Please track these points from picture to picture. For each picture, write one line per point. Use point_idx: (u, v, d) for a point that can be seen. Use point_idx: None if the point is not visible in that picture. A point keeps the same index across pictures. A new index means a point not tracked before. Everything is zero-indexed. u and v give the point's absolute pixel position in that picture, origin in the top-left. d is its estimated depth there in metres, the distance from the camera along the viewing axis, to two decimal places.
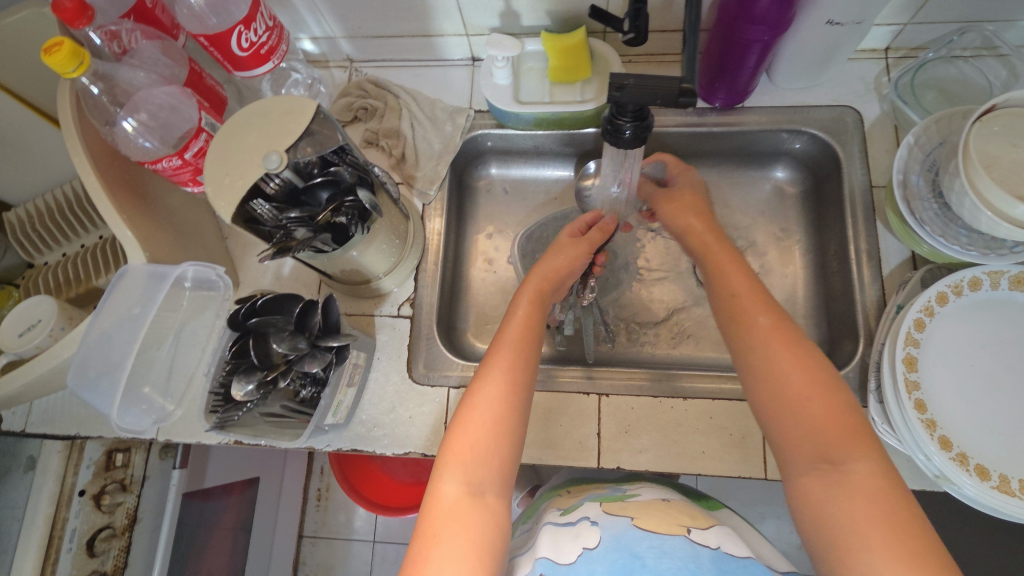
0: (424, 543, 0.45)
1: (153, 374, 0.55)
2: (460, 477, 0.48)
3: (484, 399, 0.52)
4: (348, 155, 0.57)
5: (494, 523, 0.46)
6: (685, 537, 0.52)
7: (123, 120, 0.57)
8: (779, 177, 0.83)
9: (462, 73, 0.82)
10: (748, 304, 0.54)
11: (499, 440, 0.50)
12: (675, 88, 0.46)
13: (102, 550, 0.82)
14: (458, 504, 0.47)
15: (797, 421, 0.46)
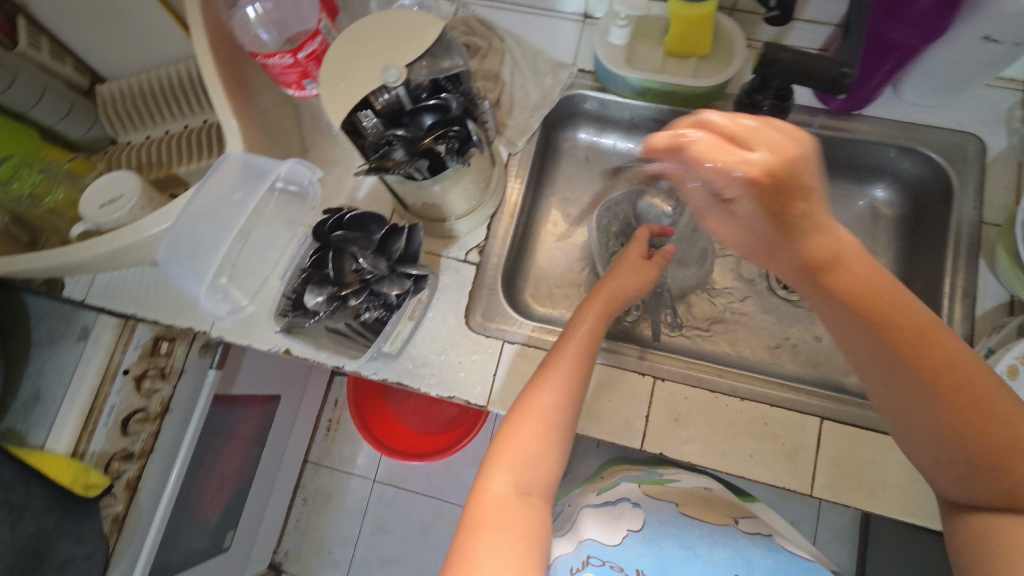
0: (473, 534, 0.45)
1: (234, 265, 0.55)
2: (507, 477, 0.49)
3: (540, 407, 0.52)
4: (460, 84, 0.55)
5: (539, 524, 0.48)
6: (733, 527, 0.56)
7: (247, 6, 0.57)
8: (876, 196, 0.79)
9: (572, 28, 0.79)
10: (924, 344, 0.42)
11: (550, 452, 0.51)
12: (833, 70, 0.43)
13: (134, 431, 0.83)
14: (504, 501, 0.48)
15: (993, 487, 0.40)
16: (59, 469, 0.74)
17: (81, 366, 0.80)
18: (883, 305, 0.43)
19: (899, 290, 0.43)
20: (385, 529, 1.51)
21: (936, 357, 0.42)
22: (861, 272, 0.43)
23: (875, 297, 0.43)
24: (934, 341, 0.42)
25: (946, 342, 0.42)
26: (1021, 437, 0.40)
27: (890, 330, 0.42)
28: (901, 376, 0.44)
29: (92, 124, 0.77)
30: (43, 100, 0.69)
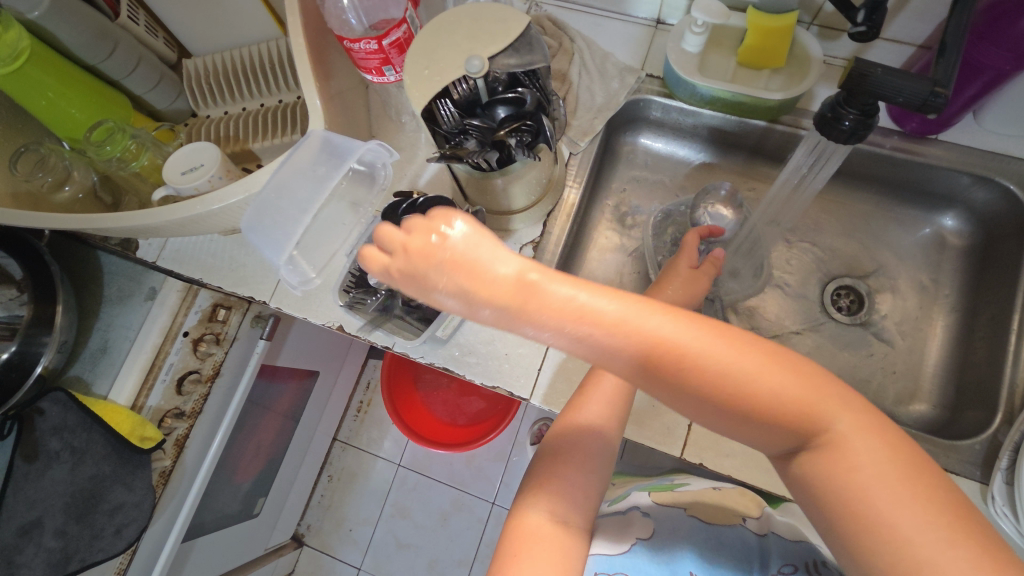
0: (514, 559, 0.50)
1: (308, 238, 0.56)
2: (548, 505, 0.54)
3: (576, 442, 0.59)
4: (538, 80, 0.56)
5: (578, 546, 0.53)
6: (743, 529, 0.61)
7: None
8: (944, 225, 0.77)
9: (642, 33, 0.79)
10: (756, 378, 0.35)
11: (585, 482, 0.57)
12: (925, 90, 0.42)
13: (187, 391, 0.87)
14: (546, 527, 0.53)
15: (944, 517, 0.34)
16: (120, 419, 0.79)
17: (146, 324, 0.84)
18: (686, 354, 0.36)
19: (712, 344, 0.36)
20: (405, 514, 1.54)
21: (803, 410, 0.36)
22: (667, 318, 0.36)
23: (723, 376, 0.35)
24: (772, 390, 0.35)
25: (786, 392, 0.36)
26: (902, 512, 0.33)
27: (723, 385, 0.36)
28: (750, 430, 0.37)
29: (177, 97, 0.81)
30: (136, 69, 0.73)
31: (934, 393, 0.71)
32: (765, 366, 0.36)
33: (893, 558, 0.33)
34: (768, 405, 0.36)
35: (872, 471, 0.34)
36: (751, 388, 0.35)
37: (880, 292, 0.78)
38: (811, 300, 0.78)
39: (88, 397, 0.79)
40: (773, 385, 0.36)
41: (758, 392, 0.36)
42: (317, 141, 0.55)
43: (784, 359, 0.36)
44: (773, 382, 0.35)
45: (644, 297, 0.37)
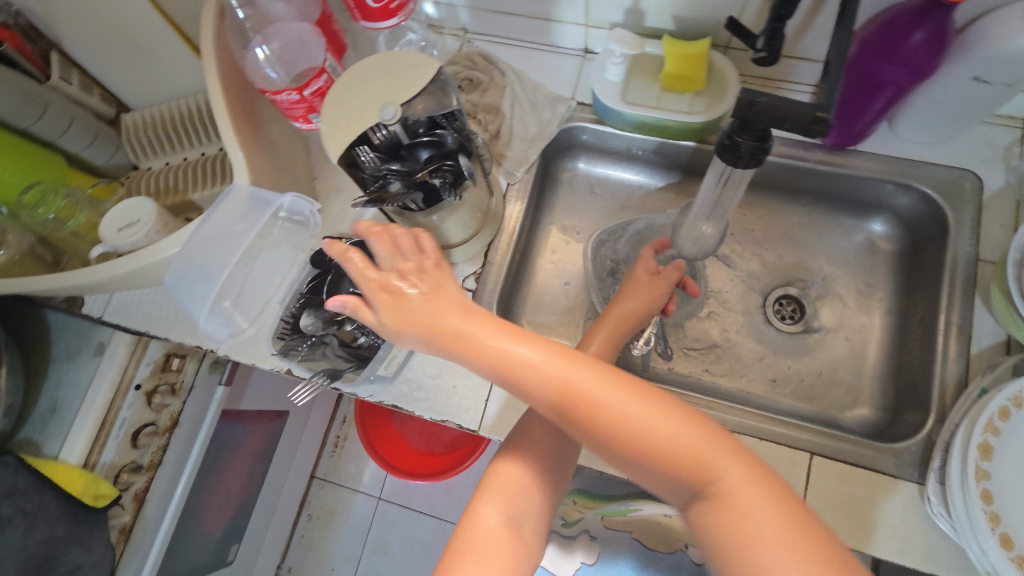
0: (457, 559, 0.49)
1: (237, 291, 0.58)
2: (503, 505, 0.53)
3: (534, 442, 0.59)
4: (455, 121, 0.57)
5: (527, 555, 0.51)
6: None
7: (257, 47, 0.59)
8: (874, 230, 0.80)
9: (571, 63, 0.82)
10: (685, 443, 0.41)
11: (541, 484, 0.57)
12: (808, 116, 0.44)
13: (143, 444, 0.87)
14: (498, 530, 0.51)
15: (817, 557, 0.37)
16: (71, 479, 0.78)
17: (95, 380, 0.83)
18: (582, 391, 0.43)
19: (619, 394, 0.43)
20: (387, 549, 1.52)
21: (692, 453, 0.41)
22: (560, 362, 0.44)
23: (623, 423, 0.42)
24: (649, 423, 0.41)
25: (667, 433, 0.41)
26: (774, 544, 0.37)
27: (605, 415, 0.42)
28: (644, 467, 0.42)
29: (116, 151, 0.82)
30: (69, 128, 0.73)
31: (875, 395, 0.73)
32: (649, 404, 0.42)
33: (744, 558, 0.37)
34: (649, 433, 0.41)
35: (745, 502, 0.39)
36: (634, 419, 0.42)
37: (818, 299, 0.80)
38: (753, 311, 0.80)
39: (37, 459, 0.78)
40: (650, 417, 0.42)
41: (654, 433, 0.41)
42: (237, 196, 0.55)
43: (690, 411, 0.43)
44: (659, 430, 0.41)
45: (576, 354, 0.45)
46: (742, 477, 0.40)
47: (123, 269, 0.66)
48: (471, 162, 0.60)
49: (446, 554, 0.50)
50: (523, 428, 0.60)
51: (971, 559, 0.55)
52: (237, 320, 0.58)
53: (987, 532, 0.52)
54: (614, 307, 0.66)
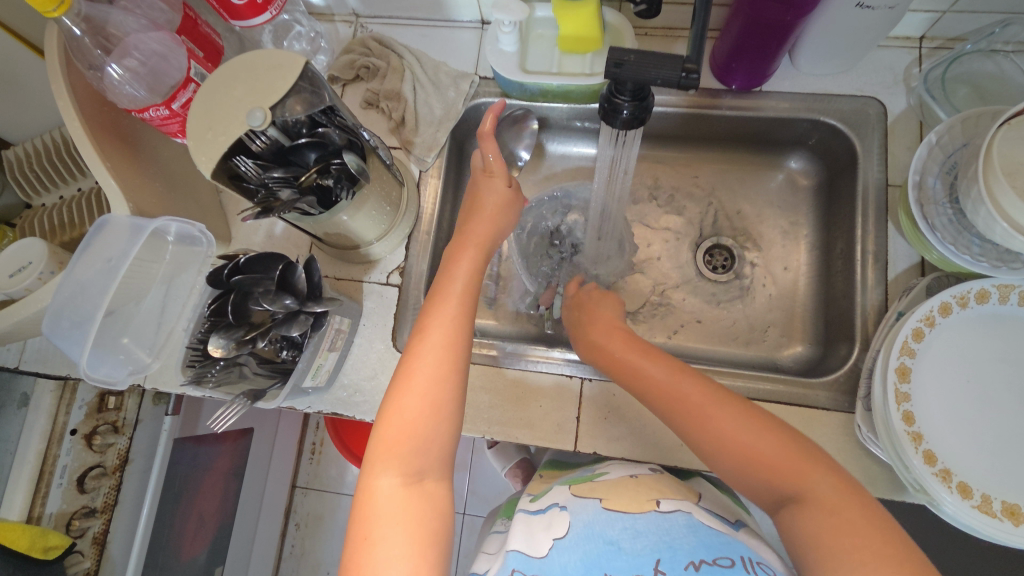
0: (359, 544, 0.43)
1: (133, 326, 0.57)
2: (400, 468, 0.47)
3: (421, 378, 0.50)
4: (337, 116, 0.55)
5: (435, 508, 0.47)
6: (656, 512, 0.52)
7: (109, 66, 0.55)
8: (792, 168, 0.80)
9: (470, 36, 0.79)
10: (659, 376, 0.55)
11: (440, 422, 0.49)
12: (678, 69, 0.43)
13: (92, 487, 0.84)
14: (397, 494, 0.46)
15: (744, 453, 0.47)
16: (14, 535, 0.73)
17: (25, 433, 0.79)
18: (673, 382, 0.53)
19: (633, 350, 0.59)
20: None
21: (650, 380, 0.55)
22: (639, 362, 0.57)
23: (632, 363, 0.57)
24: (704, 408, 0.50)
25: (735, 418, 0.49)
26: (759, 448, 0.47)
27: (679, 400, 0.52)
28: (677, 416, 0.52)
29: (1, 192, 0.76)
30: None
31: (808, 331, 0.74)
32: (716, 396, 0.51)
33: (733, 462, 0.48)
34: (714, 415, 0.50)
35: (762, 447, 0.47)
36: (699, 405, 0.51)
37: (747, 243, 0.80)
38: (685, 265, 0.80)
39: None
40: (713, 396, 0.51)
41: (658, 386, 0.54)
42: (112, 224, 0.54)
43: (683, 371, 0.54)
44: (728, 418, 0.49)
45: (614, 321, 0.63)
46: (777, 436, 0.47)
47: (20, 317, 0.62)
48: (363, 158, 0.58)
49: (347, 540, 0.44)
50: (409, 365, 0.51)
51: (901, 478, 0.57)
52: (137, 356, 0.57)
53: (910, 452, 0.54)
54: (491, 204, 0.63)
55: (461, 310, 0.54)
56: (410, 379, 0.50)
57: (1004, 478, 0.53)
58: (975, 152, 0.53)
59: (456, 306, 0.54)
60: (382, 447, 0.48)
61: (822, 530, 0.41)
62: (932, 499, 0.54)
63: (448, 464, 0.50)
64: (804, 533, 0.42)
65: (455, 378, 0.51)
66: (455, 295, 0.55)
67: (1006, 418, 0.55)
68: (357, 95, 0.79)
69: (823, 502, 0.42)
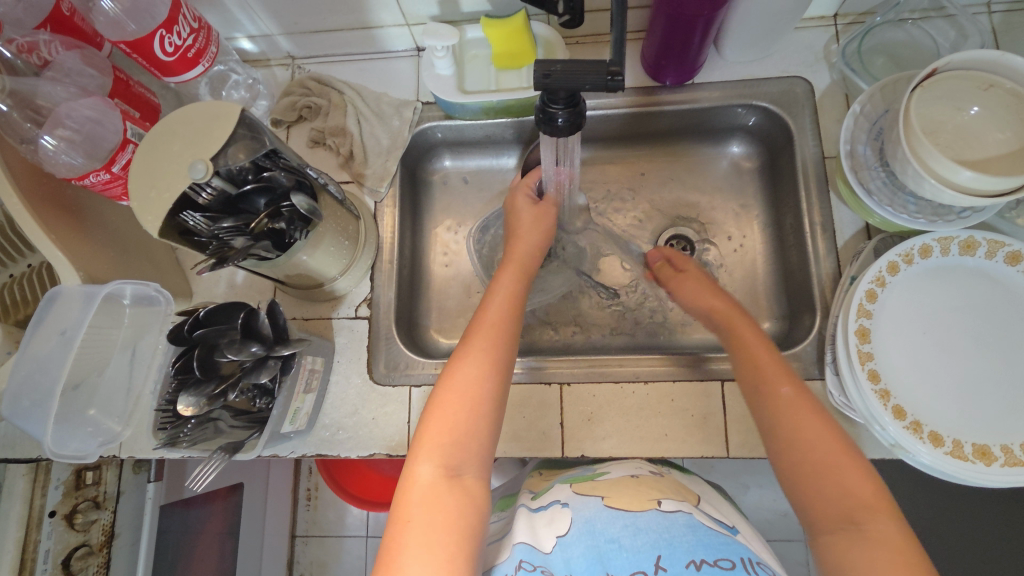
0: (395, 532, 0.43)
1: (99, 396, 0.55)
2: (437, 462, 0.47)
3: (462, 378, 0.51)
4: (281, 159, 0.56)
5: (471, 502, 0.46)
6: (657, 512, 0.52)
7: (42, 137, 0.54)
8: (735, 152, 0.82)
9: (407, 65, 0.80)
10: (771, 372, 0.54)
11: (481, 419, 0.49)
12: (603, 71, 0.45)
13: (79, 568, 0.82)
14: (433, 488, 0.46)
15: (831, 478, 0.46)
16: None
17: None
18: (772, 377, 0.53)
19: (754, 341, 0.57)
20: None
21: (757, 368, 0.55)
22: (749, 341, 0.58)
23: (762, 361, 0.55)
24: (804, 413, 0.50)
25: (827, 439, 0.48)
26: (838, 468, 0.47)
27: (773, 401, 0.52)
28: (784, 420, 0.51)
29: None
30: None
31: (772, 307, 0.76)
32: (813, 415, 0.50)
33: (813, 468, 0.47)
34: (802, 430, 0.49)
35: (838, 466, 0.47)
36: (787, 414, 0.50)
37: (703, 230, 0.82)
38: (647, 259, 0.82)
39: None
40: (807, 412, 0.50)
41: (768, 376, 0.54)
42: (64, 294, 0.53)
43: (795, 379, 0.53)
44: (815, 434, 0.49)
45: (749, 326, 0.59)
46: (853, 460, 0.47)
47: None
48: (314, 197, 0.59)
49: (385, 531, 0.44)
50: (453, 367, 0.52)
51: (877, 437, 0.58)
52: (106, 426, 0.56)
53: (881, 410, 0.55)
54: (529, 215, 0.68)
55: (503, 318, 0.56)
56: (451, 379, 0.51)
57: (972, 421, 0.55)
58: (895, 117, 0.56)
59: (501, 315, 0.56)
60: (425, 444, 0.48)
61: (876, 562, 0.41)
62: (908, 452, 0.56)
63: (485, 465, 0.49)
64: (844, 561, 0.43)
65: (496, 377, 0.51)
66: (500, 308, 0.57)
67: (966, 363, 0.58)
68: (303, 136, 0.79)
69: (880, 538, 0.42)
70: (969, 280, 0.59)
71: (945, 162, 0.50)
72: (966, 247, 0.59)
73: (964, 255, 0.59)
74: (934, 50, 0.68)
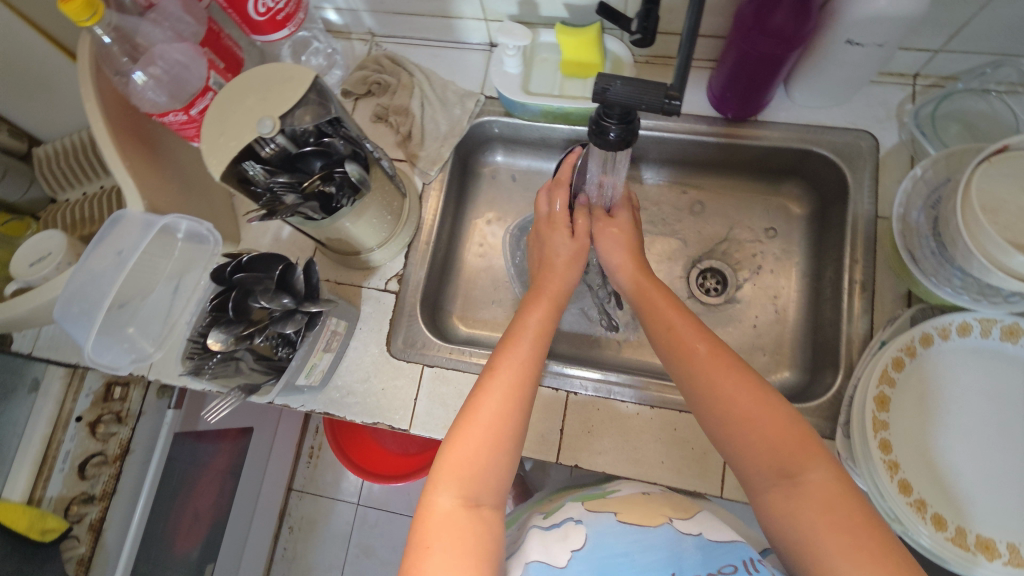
0: (418, 555, 0.44)
1: (140, 316, 0.59)
2: (456, 496, 0.48)
3: (487, 413, 0.51)
4: (342, 127, 0.59)
5: (489, 533, 0.47)
6: (669, 527, 0.52)
7: (134, 73, 0.59)
8: (787, 196, 0.81)
9: (479, 58, 0.83)
10: (684, 333, 0.53)
11: (501, 455, 0.50)
12: (660, 95, 0.45)
13: (92, 474, 0.86)
14: (453, 515, 0.47)
15: (753, 433, 0.47)
16: (14, 516, 0.76)
17: (32, 416, 0.84)
18: (681, 335, 0.53)
19: (654, 298, 0.59)
20: (369, 553, 1.53)
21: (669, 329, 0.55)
22: (660, 307, 0.58)
23: (668, 323, 0.55)
24: (717, 367, 0.50)
25: (743, 391, 0.48)
26: (763, 422, 0.47)
27: (691, 361, 0.51)
28: (696, 380, 0.51)
29: (29, 186, 0.81)
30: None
31: (795, 358, 0.75)
32: (726, 369, 0.50)
33: (734, 425, 0.48)
34: (719, 382, 0.49)
35: (761, 422, 0.47)
36: (702, 367, 0.50)
37: (740, 268, 0.81)
38: (677, 287, 0.81)
39: None
40: (721, 364, 0.50)
41: (679, 337, 0.54)
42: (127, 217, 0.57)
43: (709, 337, 0.53)
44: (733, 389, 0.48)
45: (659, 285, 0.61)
46: (778, 409, 0.47)
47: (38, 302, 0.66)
48: (367, 168, 0.61)
49: (406, 552, 0.45)
50: (474, 403, 0.52)
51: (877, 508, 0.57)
52: (141, 346, 0.59)
53: (886, 481, 0.54)
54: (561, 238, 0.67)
55: (535, 358, 0.55)
56: (472, 415, 0.51)
57: (980, 511, 0.53)
58: (956, 188, 0.54)
59: (529, 350, 0.55)
60: (444, 478, 0.49)
61: (814, 521, 0.42)
62: (906, 529, 0.54)
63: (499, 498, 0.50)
64: (788, 518, 0.44)
65: (520, 415, 0.52)
66: (528, 344, 0.56)
67: (987, 451, 0.55)
68: (368, 109, 0.82)
69: (814, 491, 0.43)
70: (1006, 367, 0.57)
71: (1000, 242, 0.48)
72: (1009, 333, 0.57)
73: (1005, 341, 0.57)
74: (1014, 127, 0.66)
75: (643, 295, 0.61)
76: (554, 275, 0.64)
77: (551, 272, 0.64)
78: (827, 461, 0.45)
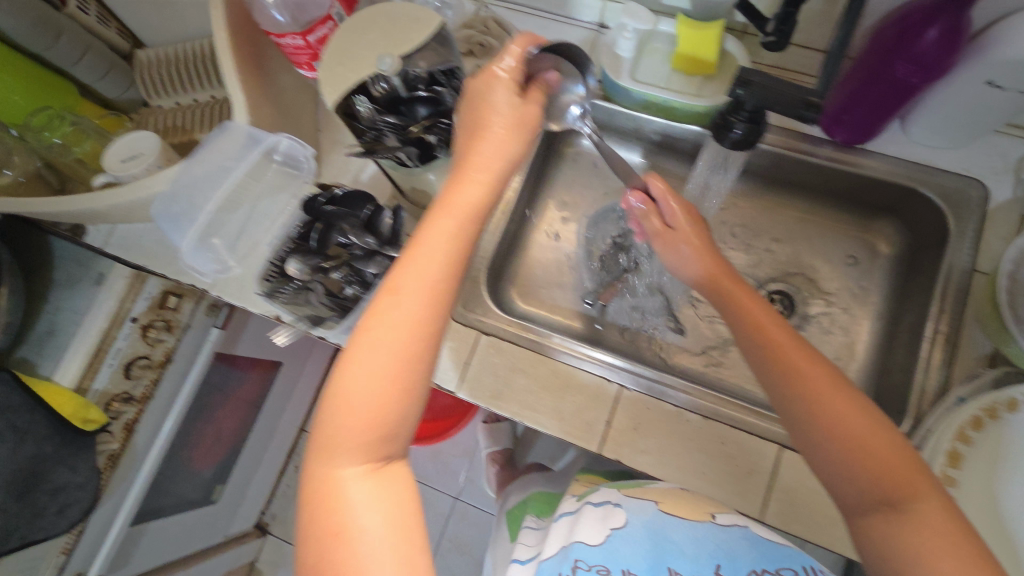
0: (334, 544, 0.41)
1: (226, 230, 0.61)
2: (372, 455, 0.44)
3: (368, 364, 0.43)
4: (455, 79, 0.57)
5: (407, 506, 0.44)
6: (712, 520, 0.53)
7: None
8: (875, 233, 0.78)
9: (586, 37, 0.81)
10: (784, 349, 0.52)
11: (391, 411, 0.44)
12: (801, 98, 0.44)
13: (135, 375, 0.88)
14: (348, 479, 0.43)
15: (862, 459, 0.45)
16: (63, 399, 0.80)
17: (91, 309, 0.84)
18: (783, 351, 0.51)
19: (737, 304, 0.57)
20: None
21: (765, 337, 0.53)
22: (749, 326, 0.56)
23: (761, 332, 0.54)
24: (820, 385, 0.49)
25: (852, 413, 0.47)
26: (874, 446, 0.45)
27: (795, 379, 0.50)
28: (799, 397, 0.49)
29: (128, 87, 0.83)
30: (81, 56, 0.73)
31: None
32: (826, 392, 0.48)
33: (839, 445, 0.46)
34: (833, 406, 0.47)
35: (873, 445, 0.45)
36: (811, 384, 0.49)
37: (811, 297, 0.79)
38: None
39: (32, 378, 0.79)
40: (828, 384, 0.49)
41: (780, 351, 0.52)
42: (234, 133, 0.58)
43: (810, 354, 0.51)
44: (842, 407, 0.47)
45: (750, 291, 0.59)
46: (890, 439, 0.46)
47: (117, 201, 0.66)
48: None
49: (314, 539, 0.42)
50: (370, 348, 0.44)
51: None
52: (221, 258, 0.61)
53: None
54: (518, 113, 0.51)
55: (437, 293, 0.46)
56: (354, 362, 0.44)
57: None
58: None
59: (432, 281, 0.46)
60: (344, 430, 0.43)
61: (924, 551, 0.41)
62: None
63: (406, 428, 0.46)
64: (890, 546, 0.42)
65: (425, 358, 0.45)
66: (429, 282, 0.46)
67: None
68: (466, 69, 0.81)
69: (932, 521, 0.42)
70: None
71: None
72: None
73: None
74: None
75: (734, 303, 0.58)
76: (453, 211, 0.48)
77: (476, 172, 0.50)
78: (937, 493, 0.43)
